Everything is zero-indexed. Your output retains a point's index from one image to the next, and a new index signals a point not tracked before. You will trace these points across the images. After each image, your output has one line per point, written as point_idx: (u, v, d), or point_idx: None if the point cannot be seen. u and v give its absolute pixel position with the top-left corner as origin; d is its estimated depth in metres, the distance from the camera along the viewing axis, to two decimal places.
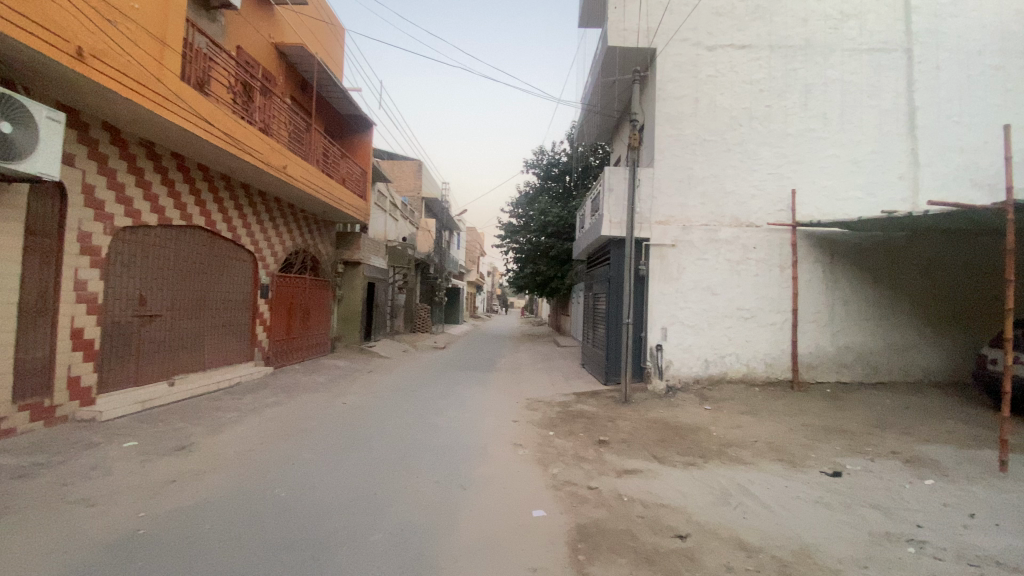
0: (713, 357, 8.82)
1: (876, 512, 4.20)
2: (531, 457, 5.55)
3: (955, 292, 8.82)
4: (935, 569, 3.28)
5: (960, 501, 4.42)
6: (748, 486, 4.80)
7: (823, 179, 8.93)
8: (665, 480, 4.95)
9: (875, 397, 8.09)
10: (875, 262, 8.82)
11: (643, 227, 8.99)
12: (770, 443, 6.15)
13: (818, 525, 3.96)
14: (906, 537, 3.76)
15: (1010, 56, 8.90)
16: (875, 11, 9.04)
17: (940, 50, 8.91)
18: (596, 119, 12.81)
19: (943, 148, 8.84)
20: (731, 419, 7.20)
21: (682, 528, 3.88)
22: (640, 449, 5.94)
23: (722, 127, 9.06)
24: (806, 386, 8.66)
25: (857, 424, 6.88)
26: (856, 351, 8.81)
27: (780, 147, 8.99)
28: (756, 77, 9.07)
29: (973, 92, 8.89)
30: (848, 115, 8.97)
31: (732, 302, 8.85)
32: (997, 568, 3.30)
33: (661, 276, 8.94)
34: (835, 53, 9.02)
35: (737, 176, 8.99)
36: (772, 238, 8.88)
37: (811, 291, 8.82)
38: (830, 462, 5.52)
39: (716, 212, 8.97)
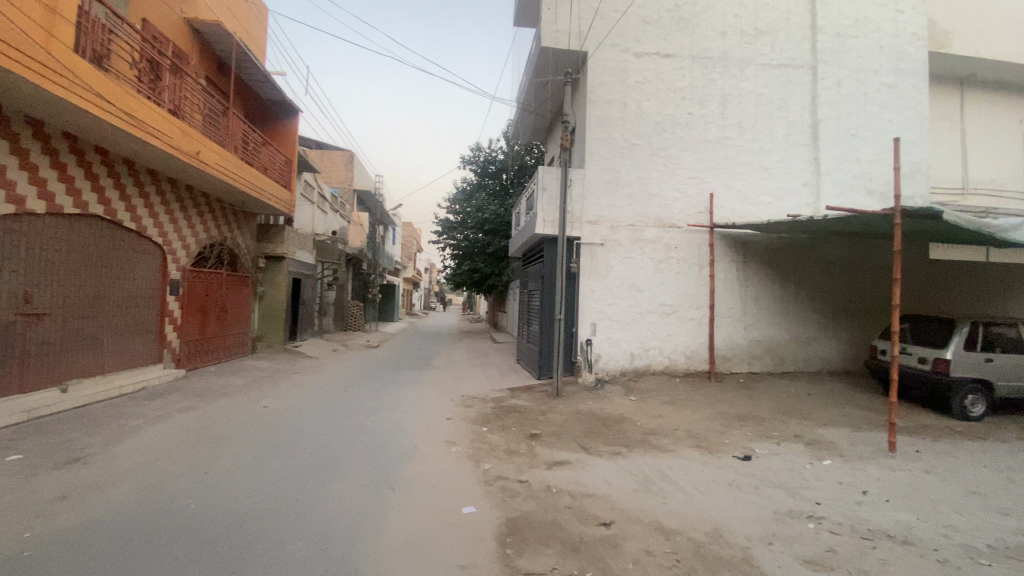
0: (639, 351, 9.23)
1: (781, 492, 4.58)
2: (463, 454, 5.53)
3: (848, 289, 9.80)
4: (829, 542, 3.63)
5: (851, 479, 4.92)
6: (668, 472, 5.07)
7: (738, 184, 9.59)
8: (592, 470, 5.12)
9: (780, 386, 8.82)
10: (783, 261, 9.59)
11: (574, 225, 9.21)
12: (687, 431, 6.54)
13: (730, 506, 4.26)
14: (806, 513, 4.13)
15: (898, 77, 9.95)
16: (785, 30, 9.81)
17: (840, 69, 9.83)
18: (530, 119, 12.96)
19: (840, 159, 9.78)
20: (654, 409, 7.57)
21: (607, 516, 4.03)
22: (569, 441, 6.11)
23: (647, 132, 9.47)
24: (721, 376, 9.29)
25: (765, 411, 7.47)
26: (765, 343, 9.56)
27: (701, 153, 9.54)
28: (679, 85, 9.56)
29: (866, 109, 9.89)
30: (761, 125, 9.68)
31: (656, 299, 9.30)
32: (880, 537, 3.70)
33: (591, 274, 9.21)
34: (749, 66, 9.69)
35: (662, 179, 9.44)
36: (693, 238, 9.43)
37: (726, 289, 9.46)
38: (741, 447, 5.96)
39: (642, 212, 9.37)
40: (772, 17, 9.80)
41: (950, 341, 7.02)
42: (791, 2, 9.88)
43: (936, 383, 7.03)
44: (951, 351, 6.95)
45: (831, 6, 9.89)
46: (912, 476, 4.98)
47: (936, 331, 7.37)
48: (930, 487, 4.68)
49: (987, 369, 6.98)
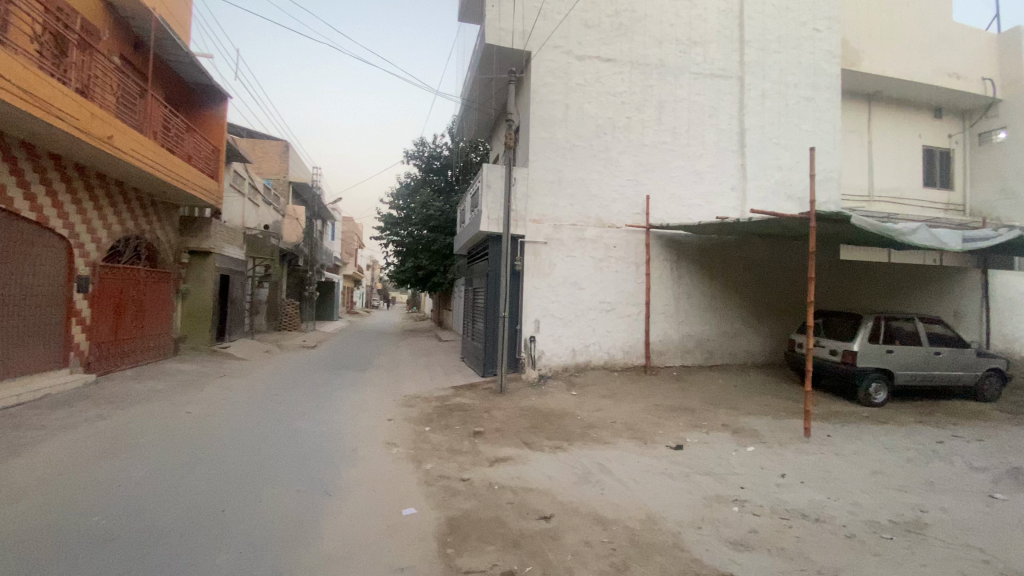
0: (580, 347, 9.46)
1: (709, 478, 4.85)
2: (404, 455, 5.43)
3: (770, 287, 10.51)
4: (752, 523, 3.89)
5: (772, 463, 5.29)
6: (607, 463, 5.24)
7: (672, 187, 10.03)
8: (534, 465, 5.19)
9: (711, 378, 9.35)
10: (712, 261, 10.14)
11: (519, 223, 9.28)
12: (625, 423, 6.78)
13: (663, 494, 4.46)
14: (732, 498, 4.39)
15: (815, 91, 10.78)
16: (716, 41, 10.36)
17: (765, 82, 10.51)
18: (475, 116, 12.89)
19: (764, 166, 10.47)
20: (594, 403, 7.79)
21: (547, 510, 4.10)
22: (512, 437, 6.16)
23: (589, 133, 9.69)
24: (657, 370, 9.71)
25: (696, 402, 7.88)
26: (696, 338, 10.09)
27: (639, 156, 9.90)
28: (619, 89, 9.86)
29: (787, 120, 10.64)
30: (694, 131, 10.17)
31: (596, 296, 9.55)
32: (796, 516, 4.01)
33: (535, 271, 9.31)
34: (683, 74, 10.16)
35: (602, 180, 9.70)
36: (631, 238, 9.76)
37: (661, 286, 9.88)
38: (674, 436, 6.26)
39: (583, 212, 9.59)
40: (705, 29, 10.31)
41: (857, 334, 7.71)
42: (722, 16, 10.44)
43: (846, 372, 7.70)
44: (857, 343, 7.63)
45: (757, 22, 10.54)
46: (824, 459, 5.43)
47: (846, 325, 8.06)
48: (840, 469, 5.12)
49: (889, 359, 7.71)
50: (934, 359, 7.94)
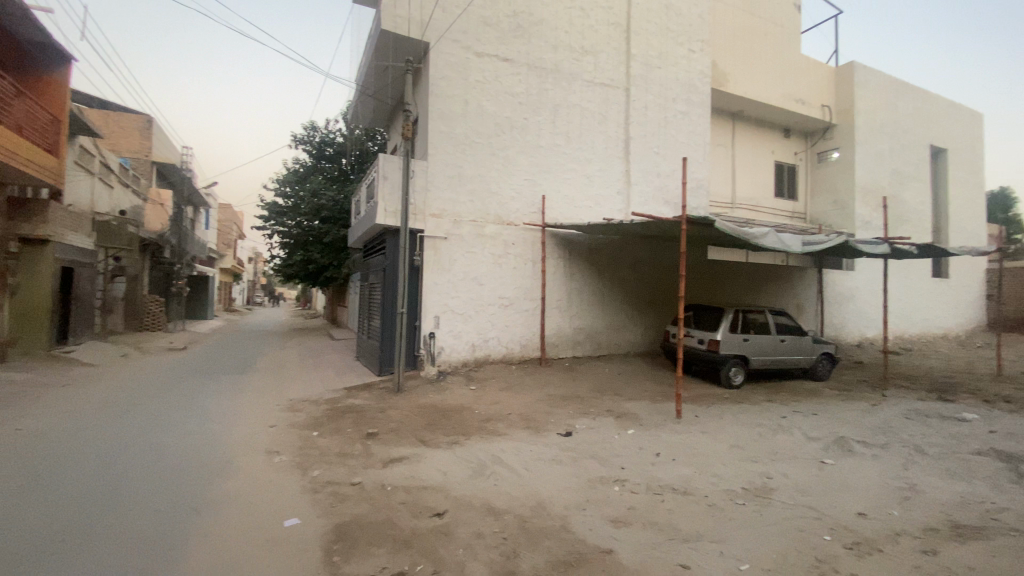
0: (479, 342, 9.54)
1: (595, 461, 5.20)
2: (288, 463, 5.08)
3: (650, 283, 11.48)
4: (630, 501, 4.24)
5: (650, 444, 5.81)
6: (501, 455, 5.37)
7: (565, 188, 10.52)
8: (429, 462, 5.15)
9: (600, 367, 9.98)
10: (601, 258, 10.82)
11: (417, 218, 9.08)
12: (520, 415, 6.99)
13: (553, 480, 4.70)
14: (614, 478, 4.74)
15: (691, 106, 11.93)
16: (605, 52, 11.01)
17: (647, 94, 11.41)
18: (371, 103, 12.37)
19: (646, 173, 11.38)
20: (492, 396, 7.93)
21: (440, 506, 4.10)
22: (407, 436, 6.05)
23: (487, 131, 9.78)
24: (551, 362, 10.14)
25: (586, 391, 8.37)
26: (587, 331, 10.72)
27: (535, 156, 10.22)
28: (517, 90, 10.08)
29: (666, 131, 11.65)
30: (585, 135, 10.75)
31: (495, 292, 9.70)
32: (668, 491, 4.45)
33: (434, 267, 9.19)
34: (576, 81, 10.66)
35: (501, 178, 9.86)
36: (528, 236, 10.05)
37: (556, 282, 10.33)
38: (565, 424, 6.59)
39: (482, 209, 9.67)
40: (596, 39, 10.90)
41: (720, 325, 8.75)
42: (612, 29, 11.11)
43: (712, 359, 8.69)
44: (721, 332, 8.66)
45: (641, 38, 11.38)
46: (693, 437, 6.07)
47: (711, 318, 9.09)
48: (706, 445, 5.76)
49: (745, 346, 8.84)
50: (780, 345, 9.23)
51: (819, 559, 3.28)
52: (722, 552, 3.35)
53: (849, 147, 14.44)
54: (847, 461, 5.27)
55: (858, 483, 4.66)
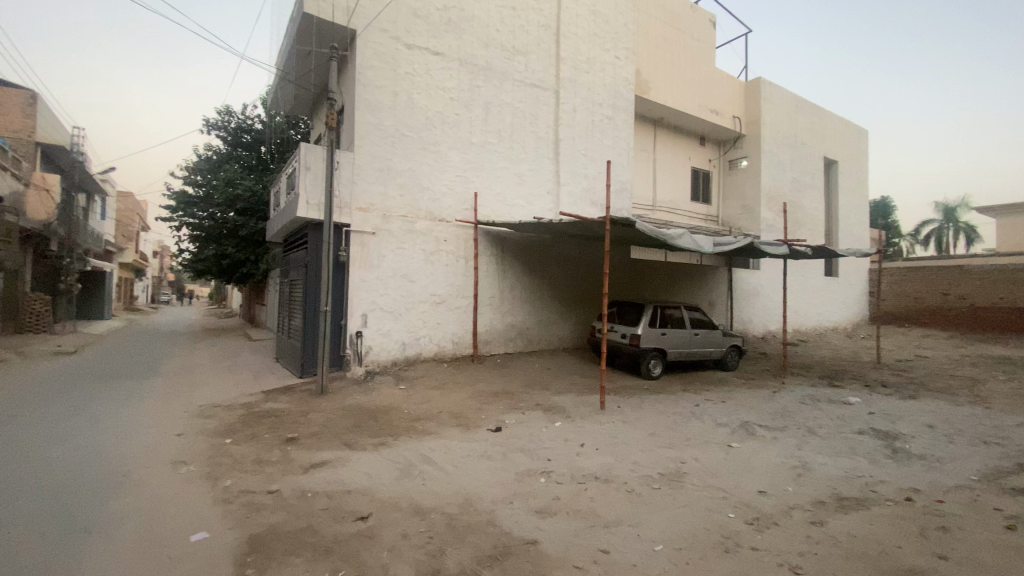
0: (409, 340, 9.36)
1: (523, 455, 5.29)
2: (197, 474, 4.71)
3: (578, 281, 11.84)
4: (555, 491, 4.36)
5: (576, 435, 6.00)
6: (429, 454, 5.32)
7: (497, 186, 10.57)
8: (353, 465, 4.99)
9: (530, 363, 10.16)
10: (531, 256, 10.99)
11: (343, 212, 8.71)
12: (451, 413, 6.96)
13: (481, 476, 4.72)
14: (541, 470, 4.86)
15: (617, 111, 12.43)
16: (536, 53, 11.18)
17: (576, 97, 11.74)
18: (292, 90, 11.72)
19: (574, 173, 11.70)
20: (422, 395, 7.82)
21: (364, 510, 3.99)
22: (331, 439, 5.83)
23: (418, 125, 9.59)
24: (482, 359, 10.17)
25: (516, 386, 8.49)
26: (518, 328, 10.86)
27: (466, 153, 10.17)
28: (448, 85, 9.97)
29: (594, 134, 12.05)
30: (516, 134, 10.87)
31: (426, 289, 9.56)
32: (591, 479, 4.64)
33: (361, 263, 8.87)
34: (508, 80, 10.74)
35: (432, 173, 9.72)
36: (459, 232, 10.00)
37: (487, 279, 10.36)
38: (495, 420, 6.64)
39: (413, 204, 9.48)
40: (526, 39, 11.03)
41: (641, 320, 9.24)
42: (542, 30, 11.29)
43: (633, 352, 9.16)
44: (641, 327, 9.16)
45: (570, 42, 11.67)
46: (617, 427, 6.35)
47: (633, 313, 9.56)
48: (628, 434, 6.05)
49: (663, 340, 9.39)
50: (695, 338, 9.89)
51: (724, 535, 3.56)
52: (638, 535, 3.55)
53: (756, 156, 15.72)
54: (751, 444, 5.76)
55: (760, 463, 5.11)
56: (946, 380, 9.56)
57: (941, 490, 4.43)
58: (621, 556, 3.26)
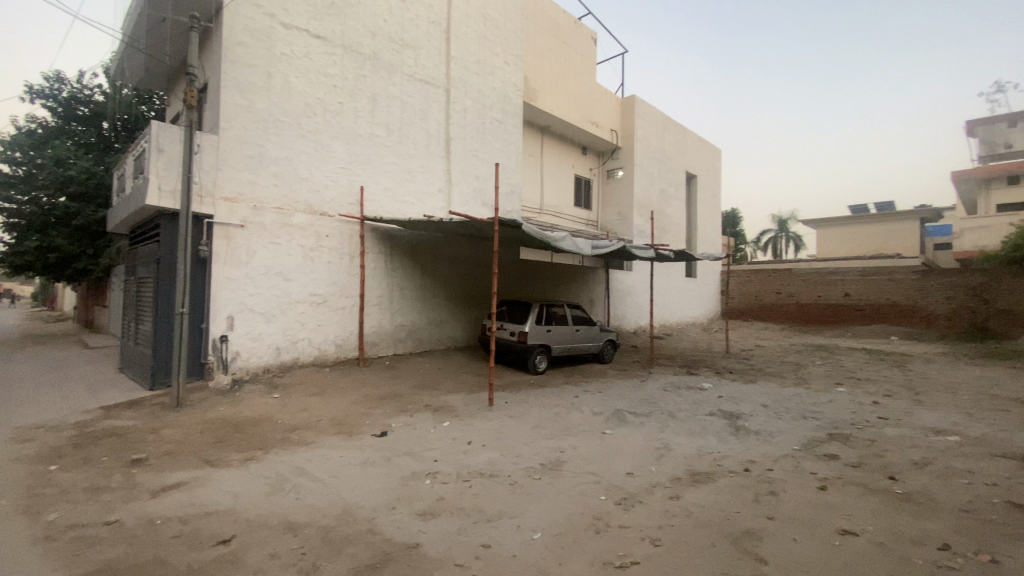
0: (285, 344, 8.68)
1: (408, 458, 5.18)
2: (7, 510, 3.89)
3: (467, 281, 11.89)
4: (439, 492, 4.33)
5: (462, 434, 6.03)
6: (305, 465, 4.97)
7: (385, 181, 10.23)
8: (215, 485, 4.49)
9: (420, 363, 10.00)
10: (420, 255, 10.79)
11: (205, 202, 7.80)
12: (331, 420, 6.57)
13: (362, 484, 4.53)
14: (426, 472, 4.80)
15: (506, 115, 12.72)
16: (426, 49, 11.01)
17: (467, 97, 11.78)
18: (142, 60, 10.22)
19: (465, 173, 11.73)
20: (299, 403, 7.30)
21: (227, 532, 3.62)
22: (189, 457, 5.19)
23: (296, 111, 8.91)
24: (368, 361, 9.77)
25: (403, 388, 8.30)
26: (407, 328, 10.60)
27: (351, 144, 9.68)
28: (331, 72, 9.41)
29: (484, 135, 12.19)
30: (405, 129, 10.61)
31: (305, 288, 8.94)
32: (476, 476, 4.69)
33: (228, 260, 8.02)
34: (396, 72, 10.44)
35: (312, 164, 9.11)
36: (343, 228, 9.50)
37: (374, 278, 9.97)
38: (380, 424, 6.42)
39: (289, 196, 8.79)
40: (415, 34, 10.81)
41: (528, 318, 9.59)
42: (432, 26, 11.15)
43: (520, 349, 9.49)
44: (528, 324, 9.52)
45: (461, 41, 11.69)
46: (502, 423, 6.50)
47: (521, 311, 9.88)
48: (513, 429, 6.23)
49: (549, 336, 9.84)
50: (576, 334, 10.49)
51: (595, 516, 3.83)
52: (519, 526, 3.67)
53: (631, 167, 17.12)
54: (622, 430, 6.26)
55: (630, 448, 5.57)
56: (777, 366, 11.29)
57: (771, 459, 5.21)
58: (501, 548, 3.35)
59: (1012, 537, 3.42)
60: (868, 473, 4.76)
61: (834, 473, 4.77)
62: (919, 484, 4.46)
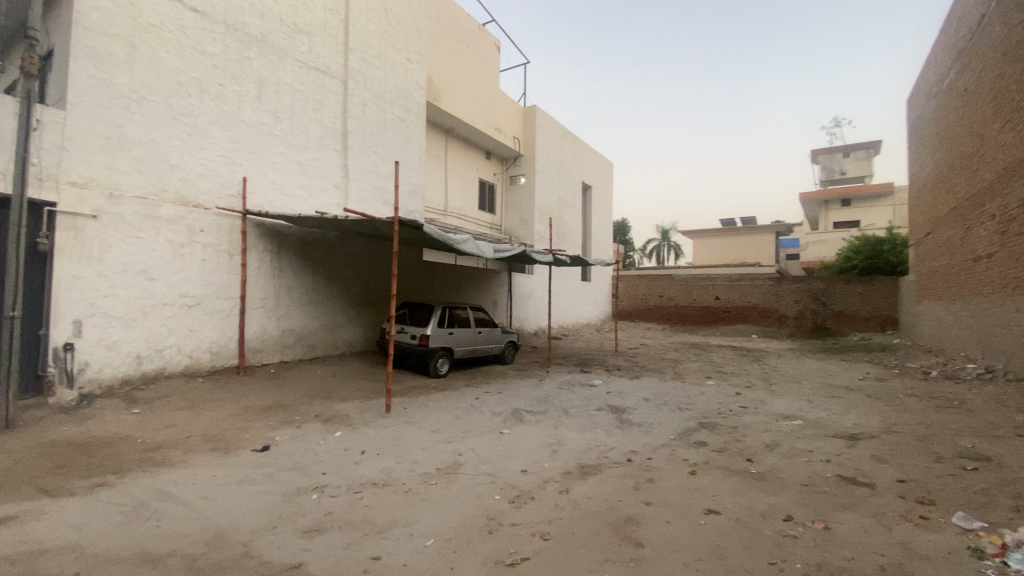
0: (149, 352, 7.68)
1: (292, 473, 4.85)
2: None
3: (365, 283, 11.43)
4: (327, 506, 4.10)
5: (355, 443, 5.77)
6: (170, 488, 4.43)
7: (272, 173, 9.50)
8: (52, 518, 3.82)
9: (309, 370, 9.41)
10: (312, 254, 10.16)
11: (45, 186, 6.64)
12: (203, 436, 5.94)
13: (238, 503, 4.15)
14: (312, 487, 4.52)
15: (408, 113, 12.45)
16: (321, 36, 10.43)
17: (366, 91, 11.35)
18: None
19: (363, 170, 11.27)
20: (165, 418, 6.50)
21: (65, 571, 3.10)
22: (16, 488, 4.37)
23: (165, 89, 7.93)
24: (250, 369, 8.98)
25: (291, 398, 7.74)
26: (296, 333, 9.92)
27: (233, 131, 8.85)
28: (209, 50, 8.53)
29: (384, 132, 11.81)
30: (296, 119, 9.93)
31: (173, 288, 7.99)
32: (367, 487, 4.52)
33: (75, 255, 6.91)
34: (287, 58, 9.75)
35: (185, 151, 8.18)
36: (222, 222, 8.65)
37: (258, 279, 9.20)
38: (261, 438, 5.92)
39: (156, 185, 7.81)
40: (310, 19, 10.20)
41: (430, 321, 9.46)
42: (329, 14, 10.59)
43: (421, 352, 9.32)
44: (430, 328, 9.39)
45: (361, 33, 11.24)
46: (398, 430, 6.33)
47: (421, 314, 9.72)
48: (409, 435, 6.10)
49: (450, 339, 9.78)
50: (478, 337, 10.54)
51: (489, 516, 3.88)
52: (411, 533, 3.60)
53: (532, 174, 17.68)
54: (518, 430, 6.42)
55: (525, 446, 5.72)
56: (659, 362, 12.31)
57: (651, 449, 5.66)
58: (392, 559, 3.26)
59: (838, 505, 4.06)
60: (730, 457, 5.37)
61: (703, 459, 5.31)
62: (770, 464, 5.12)
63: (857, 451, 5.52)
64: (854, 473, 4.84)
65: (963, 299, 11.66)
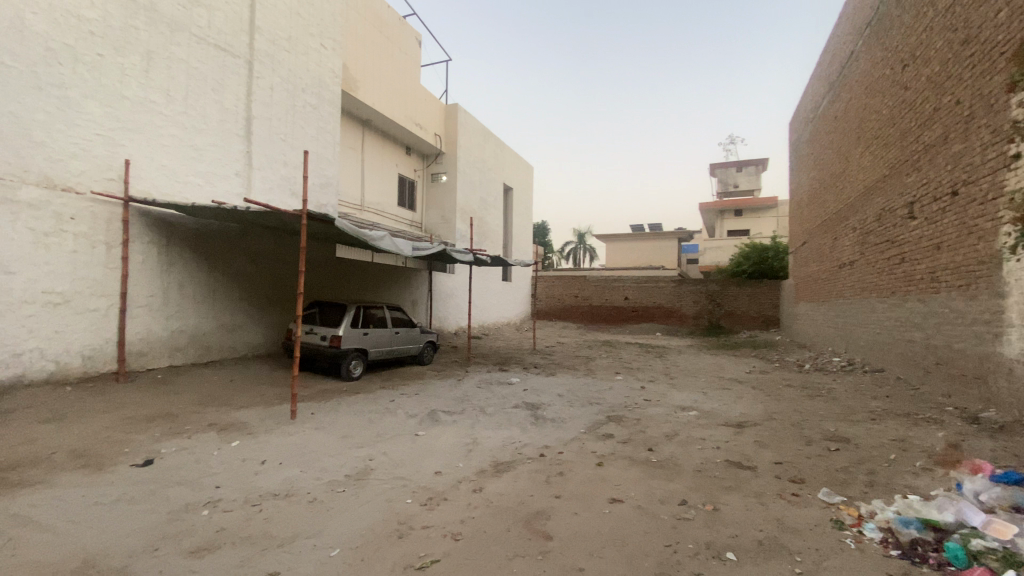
0: (2, 357, 6.61)
1: (181, 488, 4.42)
2: None
3: (268, 280, 10.68)
4: (221, 522, 3.79)
5: (255, 453, 5.37)
6: (27, 513, 3.84)
7: (162, 157, 8.59)
8: None
9: (204, 375, 8.62)
10: (207, 247, 9.32)
11: None
12: (71, 452, 5.22)
13: (113, 525, 3.70)
14: (204, 502, 4.15)
15: (322, 101, 11.84)
16: (223, 12, 9.61)
17: (274, 75, 10.63)
18: None
19: (269, 158, 10.55)
20: (22, 433, 5.63)
21: None
22: None
23: (28, 53, 6.88)
24: (133, 375, 8.05)
25: (181, 406, 7.04)
26: (188, 334, 9.04)
27: (114, 108, 7.87)
28: (86, 14, 7.53)
29: (295, 120, 11.13)
30: (192, 100, 9.07)
31: (35, 283, 6.95)
32: (267, 498, 4.23)
33: None
34: (182, 32, 8.87)
35: (52, 126, 7.14)
36: (99, 210, 7.67)
37: (142, 274, 8.27)
38: (144, 452, 5.33)
39: (14, 163, 6.74)
40: None
41: (343, 321, 9.06)
42: None
43: (332, 354, 8.90)
44: (342, 328, 8.99)
45: (270, 12, 10.51)
46: (304, 436, 5.99)
47: (333, 313, 9.27)
48: (316, 441, 5.80)
49: (364, 340, 9.43)
50: (394, 337, 10.25)
51: (399, 521, 3.79)
52: (316, 545, 3.43)
53: (453, 173, 17.59)
54: (433, 431, 6.34)
55: (439, 447, 5.66)
56: (573, 360, 12.76)
57: (562, 443, 5.86)
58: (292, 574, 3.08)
59: (724, 488, 4.47)
60: (633, 448, 5.70)
61: (609, 451, 5.58)
62: (668, 453, 5.51)
63: (742, 438, 6.10)
64: (739, 457, 5.36)
65: (828, 301, 13.43)
